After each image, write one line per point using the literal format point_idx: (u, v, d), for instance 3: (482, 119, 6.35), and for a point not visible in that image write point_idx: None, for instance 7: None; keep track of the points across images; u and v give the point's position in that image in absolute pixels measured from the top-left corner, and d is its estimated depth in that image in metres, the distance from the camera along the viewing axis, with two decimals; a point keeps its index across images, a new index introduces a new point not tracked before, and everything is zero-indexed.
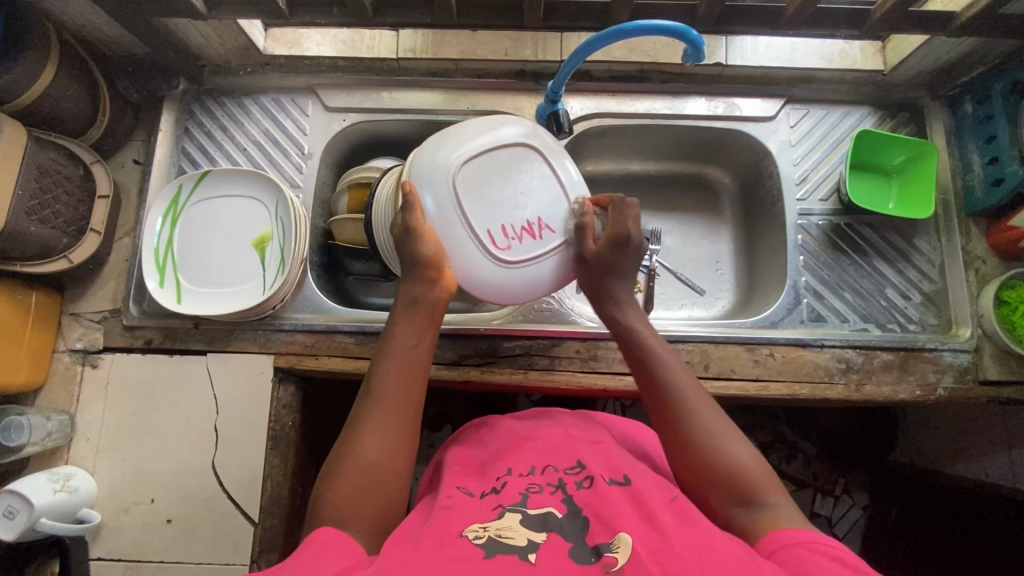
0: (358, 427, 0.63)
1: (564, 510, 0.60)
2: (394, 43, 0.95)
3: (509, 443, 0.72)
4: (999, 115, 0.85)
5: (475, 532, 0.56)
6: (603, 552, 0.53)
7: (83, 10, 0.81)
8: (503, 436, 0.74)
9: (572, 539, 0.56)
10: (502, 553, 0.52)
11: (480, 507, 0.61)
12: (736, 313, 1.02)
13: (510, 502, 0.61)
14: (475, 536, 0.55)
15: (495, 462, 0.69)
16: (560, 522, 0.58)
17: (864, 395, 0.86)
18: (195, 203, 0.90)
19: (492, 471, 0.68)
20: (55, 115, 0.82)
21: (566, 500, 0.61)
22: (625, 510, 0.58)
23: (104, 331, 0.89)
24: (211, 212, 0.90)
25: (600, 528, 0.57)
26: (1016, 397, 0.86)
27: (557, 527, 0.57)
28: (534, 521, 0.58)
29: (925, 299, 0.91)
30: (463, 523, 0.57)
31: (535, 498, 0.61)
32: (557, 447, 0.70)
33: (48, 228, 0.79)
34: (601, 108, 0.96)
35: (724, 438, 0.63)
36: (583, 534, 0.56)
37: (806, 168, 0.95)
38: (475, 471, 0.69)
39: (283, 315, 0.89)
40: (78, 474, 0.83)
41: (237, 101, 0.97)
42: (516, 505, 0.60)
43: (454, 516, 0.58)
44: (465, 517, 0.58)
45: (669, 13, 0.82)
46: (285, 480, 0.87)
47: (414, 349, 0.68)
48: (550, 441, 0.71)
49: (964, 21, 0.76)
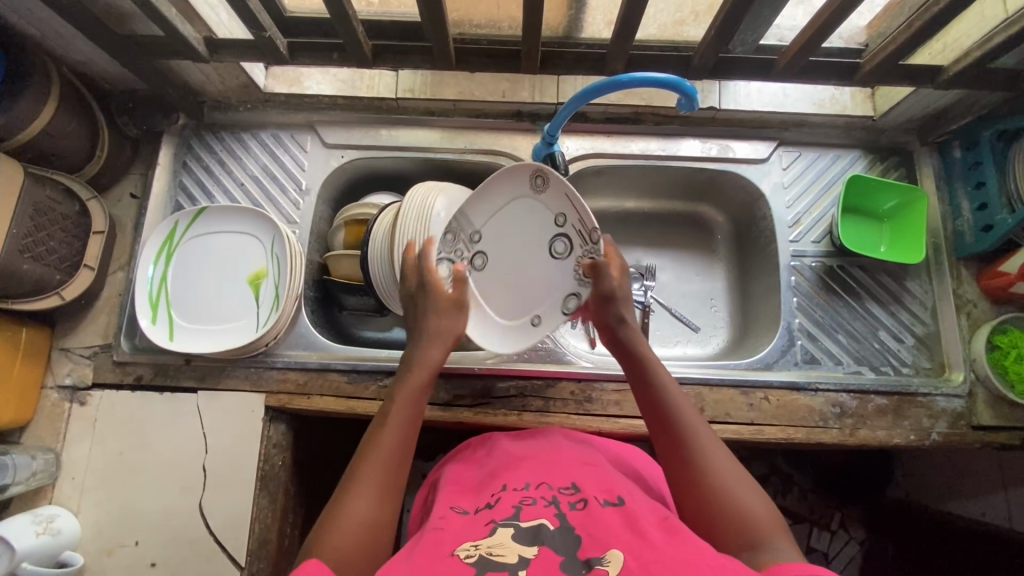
0: (357, 482, 0.60)
1: (556, 522, 0.58)
2: (393, 83, 0.97)
3: (506, 462, 0.71)
4: (987, 162, 0.87)
5: (466, 551, 0.55)
6: (594, 564, 0.52)
7: (85, 48, 0.82)
8: (501, 456, 0.73)
9: (563, 552, 0.54)
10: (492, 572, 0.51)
11: (474, 522, 0.60)
12: (731, 351, 1.02)
13: (502, 518, 0.60)
14: (465, 556, 0.54)
15: (491, 481, 0.69)
16: (552, 534, 0.57)
17: (859, 439, 0.85)
18: (205, 239, 0.90)
19: (487, 488, 0.67)
20: (53, 152, 0.82)
21: (559, 514, 0.60)
22: (618, 528, 0.57)
23: (94, 368, 0.88)
24: (216, 248, 0.90)
25: (592, 542, 0.55)
26: (1009, 442, 0.86)
27: (547, 540, 0.56)
28: (525, 536, 0.56)
29: (918, 341, 0.91)
30: (456, 541, 0.57)
31: (528, 512, 0.60)
32: (553, 467, 0.69)
33: (41, 265, 0.78)
34: (596, 149, 0.97)
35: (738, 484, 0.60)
36: (574, 547, 0.55)
37: (799, 211, 0.96)
38: (471, 491, 0.68)
39: (275, 351, 0.89)
40: (63, 515, 0.81)
41: (236, 136, 0.98)
42: (508, 520, 0.59)
43: (447, 535, 0.58)
44: (458, 537, 0.57)
45: (665, 63, 0.83)
46: (273, 522, 0.85)
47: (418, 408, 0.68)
48: (546, 461, 0.71)
49: (951, 74, 0.77)
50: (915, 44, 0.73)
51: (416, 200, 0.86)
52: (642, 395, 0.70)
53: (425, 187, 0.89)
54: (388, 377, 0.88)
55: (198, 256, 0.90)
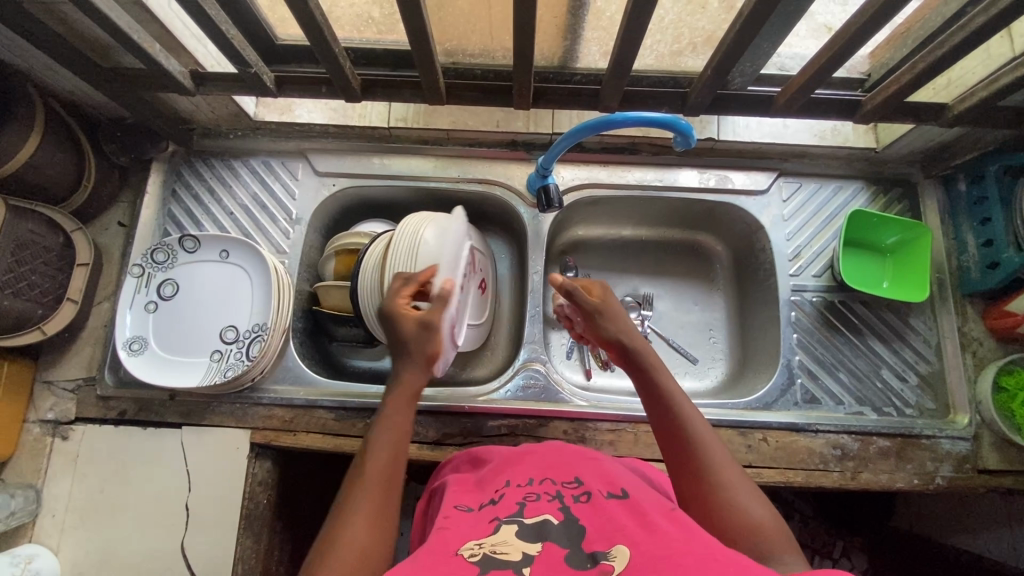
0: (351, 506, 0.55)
1: (560, 516, 0.53)
2: (386, 112, 0.96)
3: (508, 460, 0.66)
4: (993, 198, 0.85)
5: (470, 549, 0.49)
6: (600, 559, 0.47)
7: (71, 79, 0.80)
8: (503, 454, 0.69)
9: (568, 545, 0.50)
10: (497, 570, 0.46)
11: (477, 518, 0.55)
12: (731, 385, 0.99)
13: (505, 514, 0.55)
14: (470, 553, 0.48)
15: (492, 478, 0.64)
16: (556, 528, 0.52)
17: (860, 484, 0.83)
18: (177, 294, 0.87)
19: (490, 485, 0.62)
20: (37, 184, 0.80)
21: (563, 508, 0.55)
22: (623, 522, 0.51)
23: (77, 402, 0.87)
24: (190, 295, 0.87)
25: (598, 536, 0.50)
26: (1015, 487, 0.84)
27: (553, 534, 0.51)
28: (529, 531, 0.51)
29: (921, 381, 0.89)
30: (460, 539, 0.51)
31: (532, 506, 0.55)
32: (556, 461, 0.64)
33: (22, 300, 0.77)
34: (592, 178, 0.95)
35: (745, 499, 0.56)
36: (579, 540, 0.50)
37: (799, 243, 0.94)
38: (473, 489, 0.63)
39: (261, 386, 0.87)
40: (41, 554, 0.79)
41: (226, 164, 0.96)
42: (512, 516, 0.54)
43: (448, 532, 0.52)
44: (462, 533, 0.52)
45: (661, 97, 0.81)
46: (258, 562, 0.83)
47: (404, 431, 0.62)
48: (548, 458, 0.66)
49: (956, 113, 0.75)
50: (918, 83, 0.71)
51: (408, 231, 0.83)
52: (658, 420, 0.63)
53: (418, 217, 0.86)
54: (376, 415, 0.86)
55: (150, 332, 0.85)
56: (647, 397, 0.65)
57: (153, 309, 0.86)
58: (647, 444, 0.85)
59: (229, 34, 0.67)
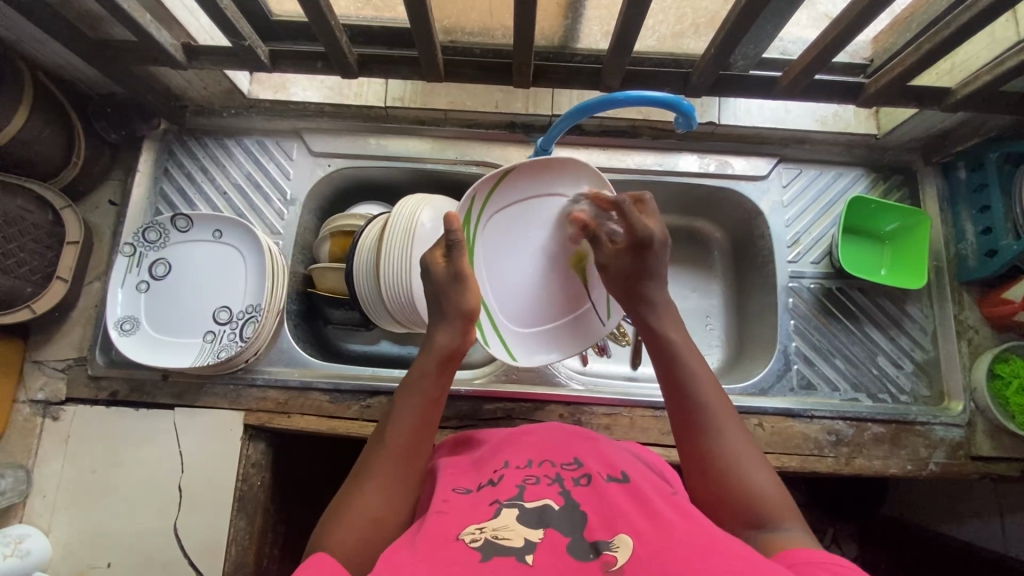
0: (366, 473, 0.58)
1: (561, 501, 0.53)
2: (383, 91, 0.94)
3: (505, 440, 0.66)
4: (993, 185, 0.84)
5: (471, 534, 0.49)
6: (602, 549, 0.47)
7: (60, 51, 0.78)
8: (498, 436, 0.68)
9: (569, 533, 0.49)
10: (499, 557, 0.45)
11: (475, 501, 0.54)
12: (727, 371, 0.98)
13: (505, 497, 0.54)
14: (471, 539, 0.48)
15: (490, 458, 0.63)
16: (556, 514, 0.51)
17: (854, 469, 0.83)
18: (170, 274, 0.85)
19: (488, 465, 0.62)
20: (25, 159, 0.79)
21: (563, 492, 0.54)
22: (625, 509, 0.51)
23: (68, 381, 0.86)
24: (183, 275, 0.85)
25: (599, 523, 0.50)
26: (1008, 474, 0.84)
27: (553, 521, 0.50)
28: (530, 517, 0.51)
29: (917, 368, 0.89)
30: (460, 523, 0.50)
31: (531, 490, 0.55)
32: (555, 444, 0.64)
33: (9, 278, 0.76)
34: (591, 162, 0.94)
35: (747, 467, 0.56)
36: (580, 527, 0.50)
37: (798, 230, 0.93)
38: (469, 470, 0.62)
39: (255, 368, 0.86)
40: (32, 535, 0.78)
41: (220, 143, 0.94)
42: (512, 500, 0.53)
43: (447, 516, 0.51)
44: (461, 518, 0.51)
45: (661, 78, 0.80)
46: (252, 543, 0.83)
47: (431, 402, 0.63)
48: (546, 439, 0.65)
49: (959, 98, 0.75)
50: (922, 67, 0.71)
51: (405, 213, 0.82)
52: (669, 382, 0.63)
53: (417, 198, 0.85)
54: (371, 397, 0.85)
55: (142, 312, 0.84)
56: (659, 358, 0.65)
57: (145, 289, 0.85)
58: (642, 428, 0.85)
59: (222, 3, 0.65)
